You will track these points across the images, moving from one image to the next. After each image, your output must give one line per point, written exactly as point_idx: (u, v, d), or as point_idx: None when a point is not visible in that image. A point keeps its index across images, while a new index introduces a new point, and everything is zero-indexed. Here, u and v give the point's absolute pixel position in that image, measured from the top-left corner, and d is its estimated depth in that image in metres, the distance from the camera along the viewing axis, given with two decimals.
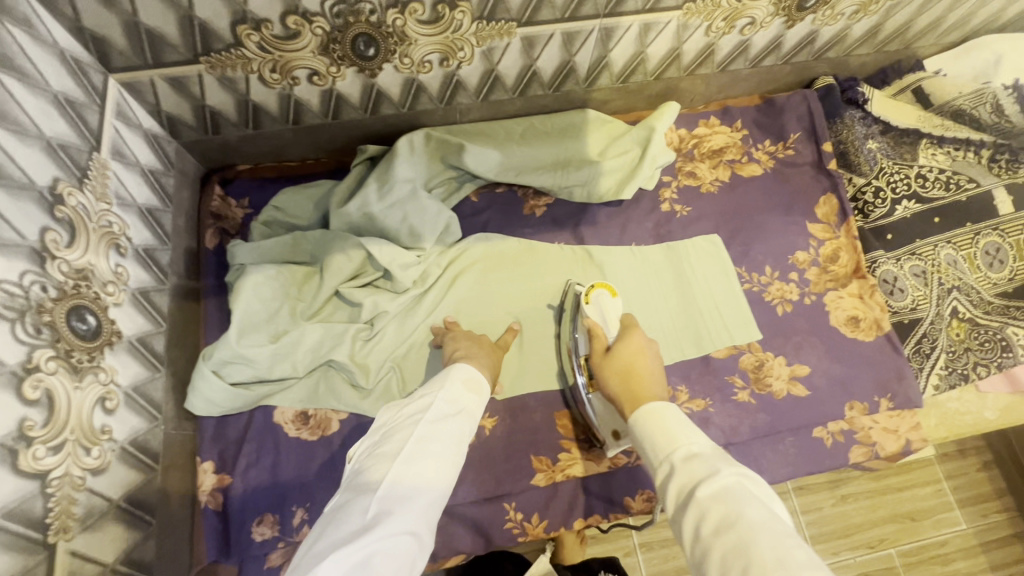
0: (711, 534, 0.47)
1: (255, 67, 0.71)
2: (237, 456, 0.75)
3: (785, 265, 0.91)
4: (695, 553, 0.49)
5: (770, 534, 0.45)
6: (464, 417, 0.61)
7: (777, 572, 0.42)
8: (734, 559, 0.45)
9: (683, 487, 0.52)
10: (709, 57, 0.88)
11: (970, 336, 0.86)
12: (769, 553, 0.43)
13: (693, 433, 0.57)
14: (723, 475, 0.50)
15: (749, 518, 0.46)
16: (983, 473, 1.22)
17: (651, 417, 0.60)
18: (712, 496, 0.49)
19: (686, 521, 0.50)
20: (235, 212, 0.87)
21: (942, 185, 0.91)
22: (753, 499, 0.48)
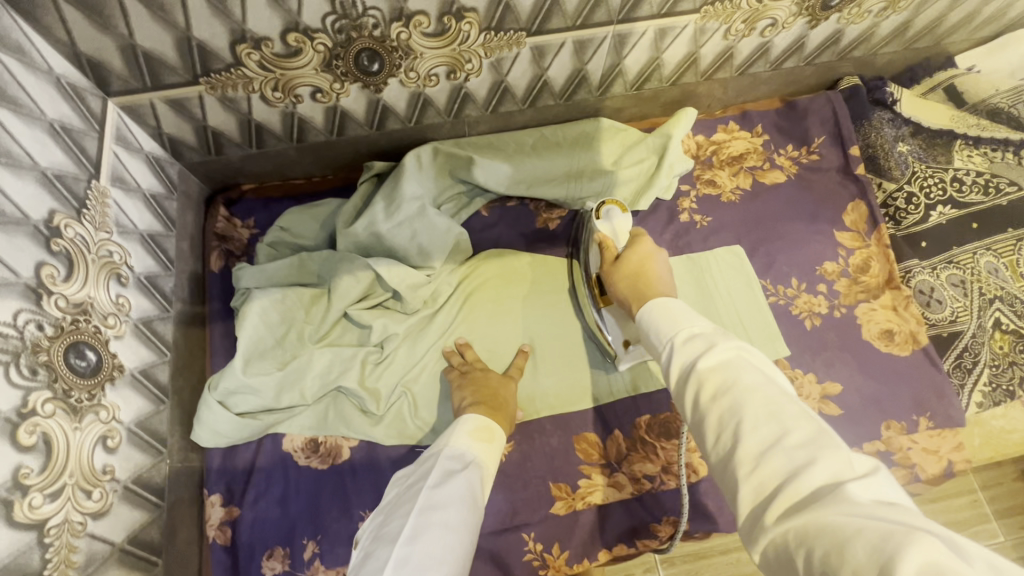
0: (707, 401, 0.44)
1: (256, 86, 0.69)
2: (246, 488, 0.73)
3: (812, 276, 0.86)
4: (693, 421, 0.45)
5: (767, 394, 0.41)
6: (474, 471, 0.58)
7: (766, 427, 0.40)
8: (728, 421, 0.42)
9: (680, 367, 0.48)
10: (728, 60, 0.84)
11: (1014, 350, 0.80)
12: (764, 410, 0.40)
13: (694, 317, 0.52)
14: (721, 348, 0.46)
15: (743, 381, 0.43)
16: (1019, 483, 1.16)
17: (656, 310, 0.55)
18: (708, 368, 0.45)
19: (683, 397, 0.46)
20: (240, 232, 0.85)
21: (980, 188, 0.86)
22: (750, 365, 0.45)
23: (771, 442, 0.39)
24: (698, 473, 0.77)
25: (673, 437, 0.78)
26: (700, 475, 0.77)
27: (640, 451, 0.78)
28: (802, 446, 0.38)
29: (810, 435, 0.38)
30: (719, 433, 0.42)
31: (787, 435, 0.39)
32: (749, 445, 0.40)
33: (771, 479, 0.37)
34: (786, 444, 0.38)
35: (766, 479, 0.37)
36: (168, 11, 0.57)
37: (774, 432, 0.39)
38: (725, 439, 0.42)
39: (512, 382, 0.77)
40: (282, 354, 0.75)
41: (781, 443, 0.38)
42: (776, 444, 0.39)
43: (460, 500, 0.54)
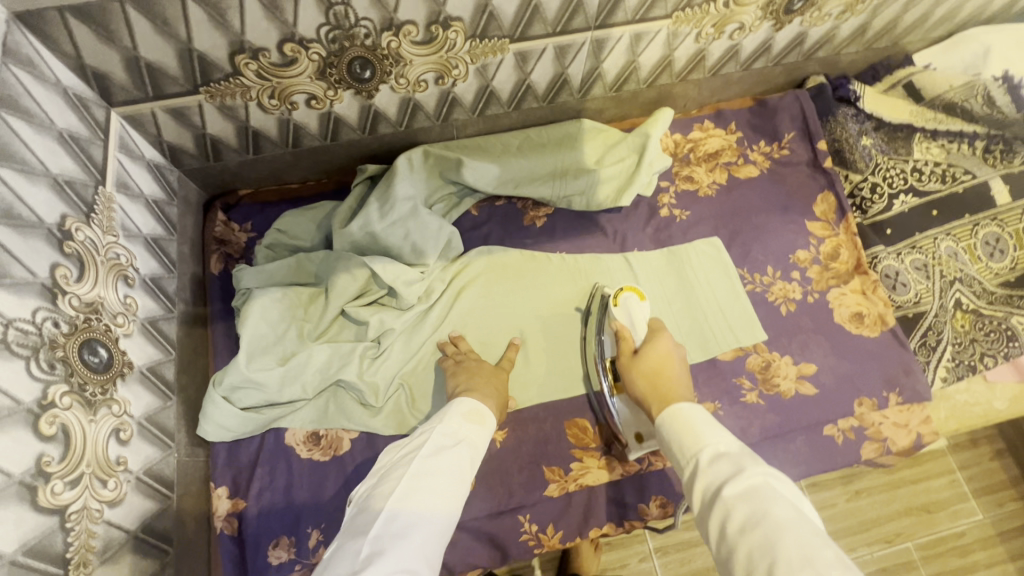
0: (736, 532, 0.48)
1: (253, 94, 0.73)
2: (251, 480, 0.75)
3: (786, 264, 0.91)
4: (722, 549, 0.50)
5: (799, 533, 0.46)
6: (463, 450, 0.63)
7: (799, 565, 0.43)
8: (760, 556, 0.46)
9: (711, 486, 0.54)
10: (700, 63, 0.89)
11: (974, 327, 0.87)
12: (793, 547, 0.44)
13: (718, 434, 0.58)
14: (749, 474, 0.51)
15: (774, 514, 0.47)
16: (995, 462, 1.22)
17: (677, 418, 0.62)
18: (737, 495, 0.50)
19: (712, 521, 0.51)
20: (238, 235, 0.88)
21: (938, 177, 0.92)
22: (779, 497, 0.49)
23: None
24: None
25: None
26: None
27: None
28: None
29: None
30: (751, 566, 0.46)
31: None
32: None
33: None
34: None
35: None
36: (171, 24, 0.60)
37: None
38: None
39: (504, 373, 0.80)
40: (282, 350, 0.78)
41: None
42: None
43: (446, 473, 0.58)
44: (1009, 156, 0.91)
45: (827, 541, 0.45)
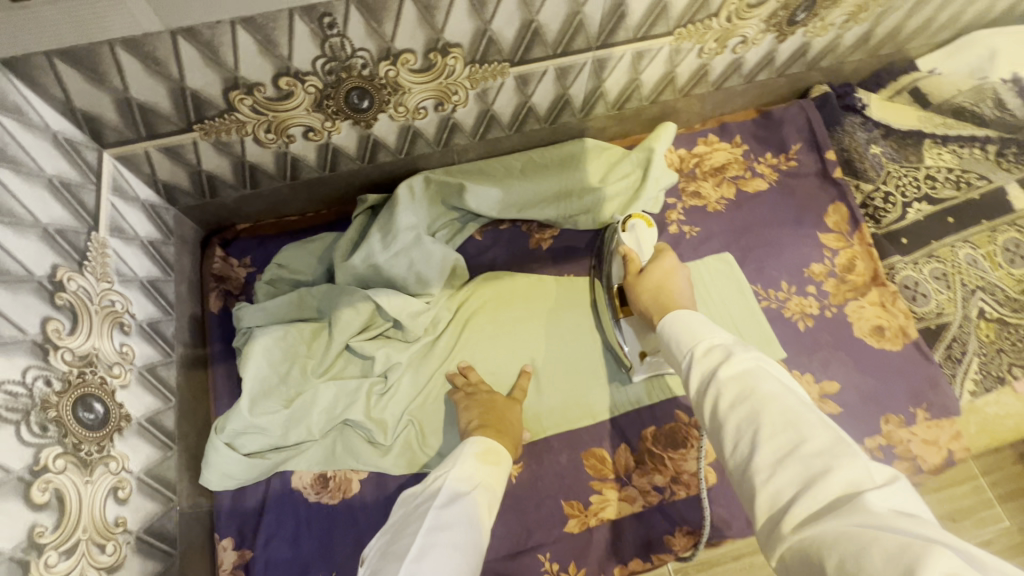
0: (725, 408, 0.47)
1: (249, 129, 0.71)
2: (258, 529, 0.73)
3: (801, 278, 0.89)
4: (712, 426, 0.49)
5: (786, 404, 0.45)
6: (483, 500, 0.59)
7: (784, 434, 0.43)
8: (748, 428, 0.45)
9: (702, 375, 0.52)
10: (703, 77, 0.88)
11: (1000, 337, 0.84)
12: (780, 418, 0.44)
13: (713, 328, 0.56)
14: (740, 360, 0.50)
15: (763, 389, 0.47)
16: (1018, 465, 1.16)
17: (676, 322, 0.59)
18: (729, 377, 0.49)
19: (704, 400, 0.50)
20: (239, 271, 0.86)
21: (952, 184, 0.89)
22: (769, 376, 0.48)
23: (789, 448, 0.42)
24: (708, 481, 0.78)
25: (680, 447, 0.79)
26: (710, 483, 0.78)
27: (649, 464, 0.78)
28: (817, 453, 0.41)
29: (827, 443, 0.41)
30: (737, 437, 0.46)
31: (802, 442, 0.42)
32: (766, 454, 0.43)
33: (785, 490, 0.41)
34: (803, 452, 0.42)
35: (779, 490, 0.41)
36: (163, 64, 0.59)
37: (790, 440, 0.43)
38: (743, 447, 0.45)
39: (517, 403, 0.78)
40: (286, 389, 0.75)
41: (799, 452, 0.42)
42: (794, 452, 0.42)
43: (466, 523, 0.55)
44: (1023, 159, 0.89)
45: (811, 409, 0.45)
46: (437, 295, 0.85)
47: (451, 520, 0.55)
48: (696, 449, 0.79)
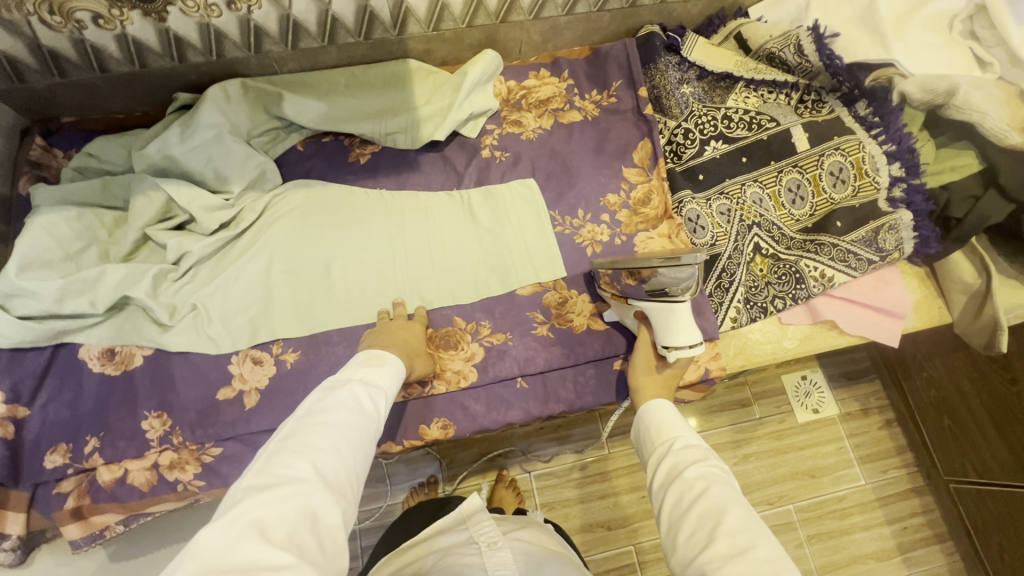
0: (690, 502, 0.55)
1: (31, 8, 0.73)
2: (36, 390, 0.78)
3: (597, 207, 0.93)
4: (674, 511, 0.56)
5: (745, 511, 0.52)
6: (377, 394, 0.65)
7: (739, 536, 0.50)
8: (709, 523, 0.52)
9: (676, 463, 0.61)
10: (515, 3, 0.91)
11: (770, 270, 0.89)
12: (738, 524, 0.51)
13: (681, 424, 0.66)
14: (711, 463, 0.59)
15: (725, 491, 0.54)
16: (883, 431, 1.33)
17: (653, 411, 0.69)
18: (697, 472, 0.58)
19: (671, 493, 0.58)
20: (60, 161, 0.90)
21: (746, 125, 0.93)
22: (731, 484, 0.56)
23: (741, 549, 0.49)
24: (468, 379, 0.83)
25: (451, 347, 0.85)
26: (470, 381, 0.83)
27: None
28: (766, 560, 0.47)
29: (775, 554, 0.48)
30: (692, 535, 0.53)
31: (755, 547, 0.48)
32: (719, 549, 0.50)
33: None
34: (753, 555, 0.48)
35: None
36: None
37: (744, 543, 0.49)
38: (700, 539, 0.52)
39: (419, 326, 0.83)
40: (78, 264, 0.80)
41: (750, 553, 0.48)
42: (746, 553, 0.48)
43: (353, 406, 0.60)
44: (819, 106, 0.93)
45: (757, 514, 0.53)
46: (240, 194, 0.89)
47: (342, 406, 0.59)
48: (463, 351, 0.85)
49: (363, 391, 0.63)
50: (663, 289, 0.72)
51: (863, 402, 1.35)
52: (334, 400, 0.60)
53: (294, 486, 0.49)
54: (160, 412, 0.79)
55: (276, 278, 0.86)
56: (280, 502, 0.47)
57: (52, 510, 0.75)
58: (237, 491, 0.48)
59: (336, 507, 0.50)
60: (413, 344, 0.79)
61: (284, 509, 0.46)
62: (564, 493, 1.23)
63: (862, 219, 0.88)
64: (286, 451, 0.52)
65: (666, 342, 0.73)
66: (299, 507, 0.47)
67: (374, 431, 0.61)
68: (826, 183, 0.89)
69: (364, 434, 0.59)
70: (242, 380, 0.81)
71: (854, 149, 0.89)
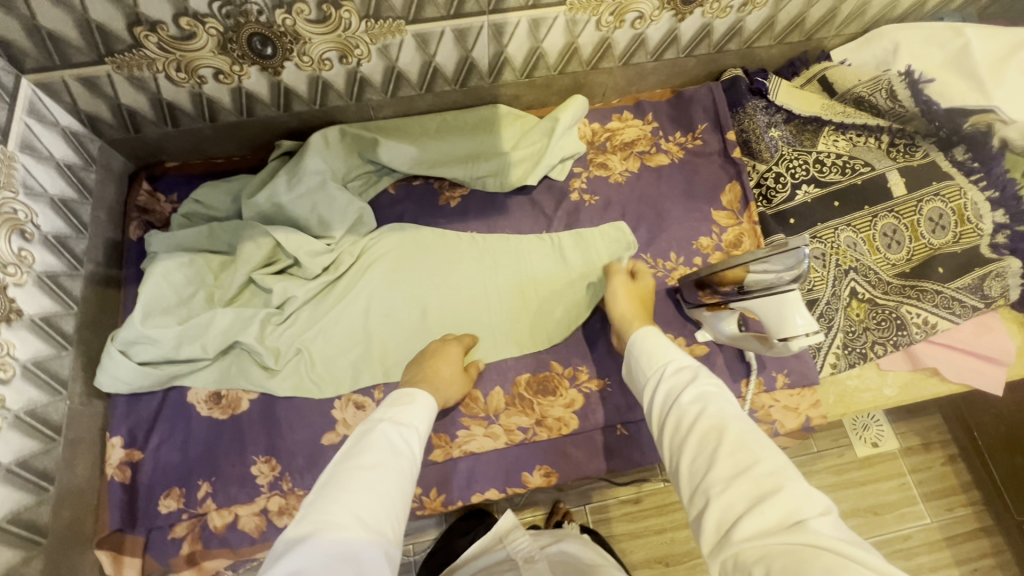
0: (688, 426, 0.54)
1: (160, 66, 0.77)
2: (149, 433, 0.80)
3: (689, 250, 0.93)
4: (675, 438, 0.54)
5: (744, 427, 0.51)
6: (411, 430, 0.63)
7: (740, 453, 0.49)
8: (709, 444, 0.51)
9: (672, 389, 0.59)
10: (608, 51, 0.92)
11: (868, 316, 0.88)
12: (737, 440, 0.50)
13: (670, 348, 0.65)
14: (704, 381, 0.57)
15: (725, 414, 0.53)
16: (948, 467, 1.28)
17: (644, 340, 0.67)
18: (693, 396, 0.56)
19: (670, 420, 0.56)
20: (163, 206, 0.92)
21: (839, 169, 0.93)
22: (727, 400, 0.55)
23: (743, 467, 0.47)
24: (569, 426, 0.83)
25: (549, 394, 0.85)
26: (570, 428, 0.83)
27: (517, 406, 0.84)
28: (768, 474, 0.46)
29: (778, 465, 0.47)
30: (694, 457, 0.51)
31: (756, 462, 0.47)
32: (720, 471, 0.48)
33: (734, 507, 0.46)
34: (756, 472, 0.47)
35: (731, 505, 0.46)
36: None
37: (745, 461, 0.48)
38: (703, 463, 0.50)
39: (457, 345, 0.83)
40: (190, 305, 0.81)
41: (752, 471, 0.47)
42: (749, 470, 0.47)
43: (387, 449, 0.59)
44: (911, 150, 0.93)
45: (756, 424, 0.52)
46: (340, 240, 0.91)
47: (376, 450, 0.58)
48: (562, 398, 0.85)
49: (395, 429, 0.62)
50: (765, 284, 0.70)
51: (926, 436, 1.31)
52: (364, 446, 0.59)
53: (333, 535, 0.49)
54: (268, 456, 0.80)
55: (375, 321, 0.88)
56: (319, 552, 0.47)
57: (166, 555, 0.76)
58: (281, 544, 0.50)
59: (377, 551, 0.50)
60: (449, 374, 0.78)
61: (324, 559, 0.47)
62: (619, 527, 1.21)
63: (965, 265, 0.87)
64: (321, 505, 0.52)
65: (779, 332, 0.71)
66: (340, 554, 0.48)
67: (410, 472, 0.59)
68: (924, 229, 0.89)
69: (400, 477, 0.57)
70: (346, 425, 0.82)
71: (953, 196, 0.88)
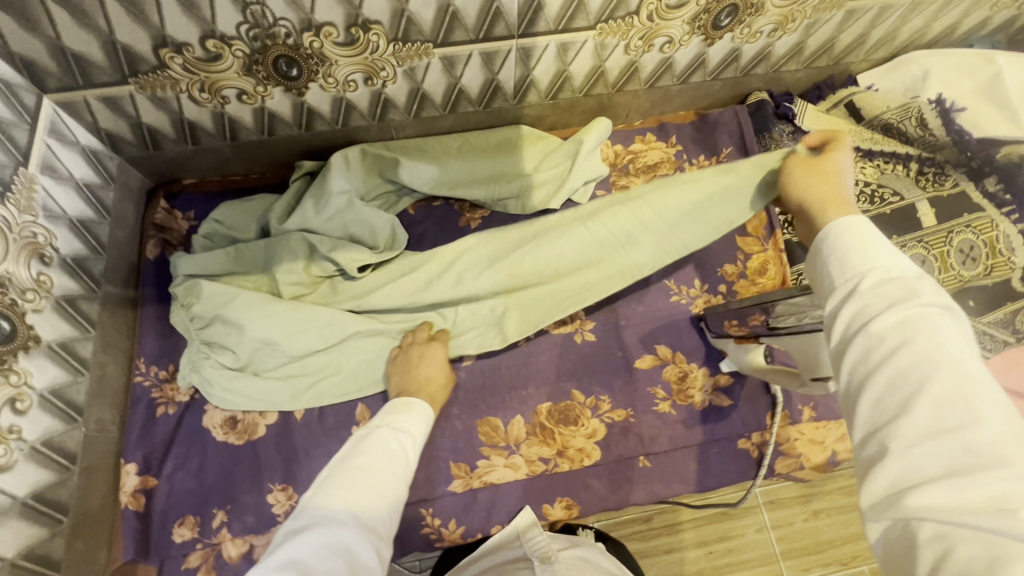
0: (879, 361, 0.39)
1: (183, 87, 0.75)
2: (164, 459, 0.78)
3: (714, 277, 0.92)
4: (855, 371, 0.40)
5: (965, 375, 0.37)
6: (406, 435, 0.63)
7: (945, 408, 0.36)
8: (904, 390, 0.37)
9: (861, 307, 0.42)
10: (634, 74, 0.91)
11: None
12: (947, 391, 0.36)
13: (888, 249, 0.44)
14: (921, 303, 0.40)
15: (939, 352, 0.38)
16: None
17: (845, 245, 0.46)
18: (889, 321, 0.40)
19: (850, 348, 0.41)
20: (180, 223, 0.91)
21: (867, 198, 0.91)
22: (948, 332, 0.39)
23: (950, 426, 0.35)
24: (591, 457, 0.82)
25: (571, 424, 0.83)
26: (593, 460, 0.82)
27: (538, 435, 0.83)
28: (986, 442, 0.34)
29: (1006, 434, 0.34)
30: (878, 398, 0.38)
31: (972, 424, 0.35)
32: (917, 423, 0.36)
33: (923, 469, 0.35)
34: (967, 436, 0.34)
35: (919, 466, 0.35)
36: (90, 17, 0.63)
37: (952, 420, 0.35)
38: (888, 410, 0.38)
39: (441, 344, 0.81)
40: (255, 313, 0.79)
41: (962, 435, 0.34)
42: (956, 431, 0.35)
43: (381, 450, 0.59)
44: (941, 179, 0.91)
45: (985, 372, 0.37)
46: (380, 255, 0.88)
47: (371, 452, 0.58)
48: (584, 428, 0.83)
49: (391, 433, 0.62)
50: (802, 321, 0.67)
51: None
52: (361, 447, 0.59)
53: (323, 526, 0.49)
54: (285, 485, 0.78)
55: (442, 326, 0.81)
56: (309, 541, 0.48)
57: None
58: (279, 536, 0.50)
59: (370, 545, 0.49)
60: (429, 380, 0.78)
61: (317, 546, 0.47)
62: None
63: (996, 298, 0.85)
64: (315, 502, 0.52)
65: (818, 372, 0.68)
66: (330, 545, 0.48)
67: (406, 475, 0.59)
68: (954, 260, 0.87)
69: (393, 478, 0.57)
70: None
71: (985, 228, 0.86)
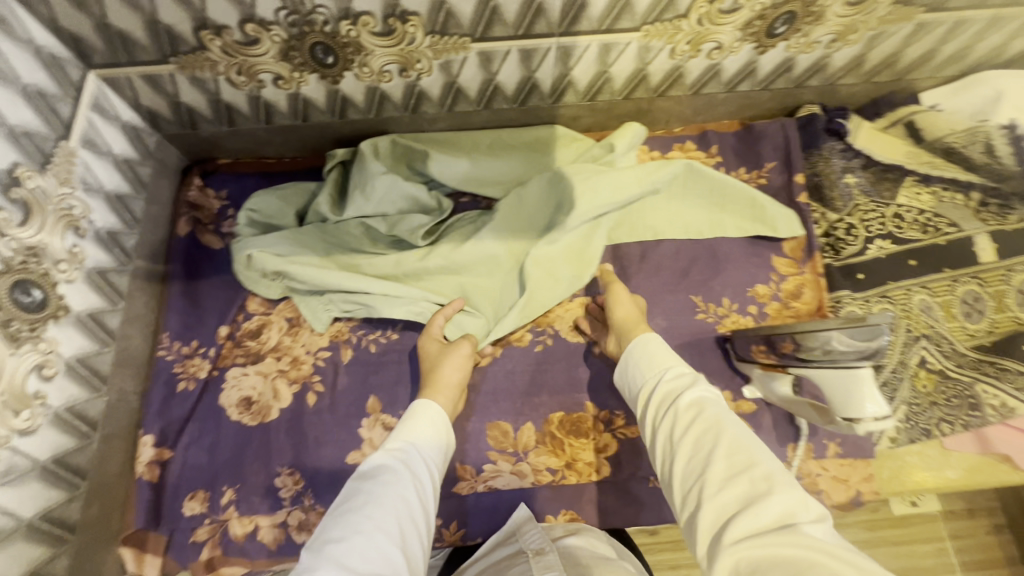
0: (686, 428, 0.55)
1: (222, 69, 0.76)
2: (181, 432, 0.80)
3: (745, 298, 0.87)
4: (677, 444, 0.55)
5: (744, 435, 0.52)
6: (427, 455, 0.64)
7: (737, 455, 0.50)
8: (707, 448, 0.52)
9: (669, 392, 0.61)
10: (678, 80, 0.87)
11: (937, 390, 0.80)
12: (735, 445, 0.51)
13: (673, 358, 0.66)
14: (703, 386, 0.59)
15: (729, 423, 0.54)
16: (992, 537, 1.04)
17: (645, 345, 0.69)
18: (689, 401, 0.58)
19: (665, 426, 0.58)
20: (212, 202, 0.92)
21: (919, 227, 0.86)
22: (728, 410, 0.56)
23: (741, 468, 0.49)
24: (600, 472, 0.80)
25: (582, 436, 0.81)
26: (601, 475, 0.80)
27: (547, 445, 0.81)
28: (763, 476, 0.48)
29: (776, 470, 0.48)
30: (691, 464, 0.53)
31: (753, 464, 0.49)
32: (717, 471, 0.50)
33: (727, 506, 0.47)
34: (752, 473, 0.48)
35: (725, 503, 0.47)
36: None
37: (741, 462, 0.49)
38: (700, 465, 0.52)
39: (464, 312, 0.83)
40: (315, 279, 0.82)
41: (749, 472, 0.48)
42: (746, 471, 0.49)
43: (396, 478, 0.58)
44: (1005, 212, 0.85)
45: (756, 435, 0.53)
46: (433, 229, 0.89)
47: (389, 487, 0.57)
48: (595, 441, 0.81)
49: (411, 453, 0.62)
50: (833, 359, 0.65)
51: (972, 499, 1.06)
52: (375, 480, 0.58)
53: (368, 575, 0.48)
54: (293, 470, 0.78)
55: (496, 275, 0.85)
56: None
57: (186, 557, 0.76)
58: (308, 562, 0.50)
59: None
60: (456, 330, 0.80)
61: None
62: None
63: None
64: (347, 525, 0.52)
65: (846, 413, 0.67)
66: None
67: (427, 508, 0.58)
68: (1013, 301, 0.80)
69: (420, 502, 0.58)
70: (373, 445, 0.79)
71: None
